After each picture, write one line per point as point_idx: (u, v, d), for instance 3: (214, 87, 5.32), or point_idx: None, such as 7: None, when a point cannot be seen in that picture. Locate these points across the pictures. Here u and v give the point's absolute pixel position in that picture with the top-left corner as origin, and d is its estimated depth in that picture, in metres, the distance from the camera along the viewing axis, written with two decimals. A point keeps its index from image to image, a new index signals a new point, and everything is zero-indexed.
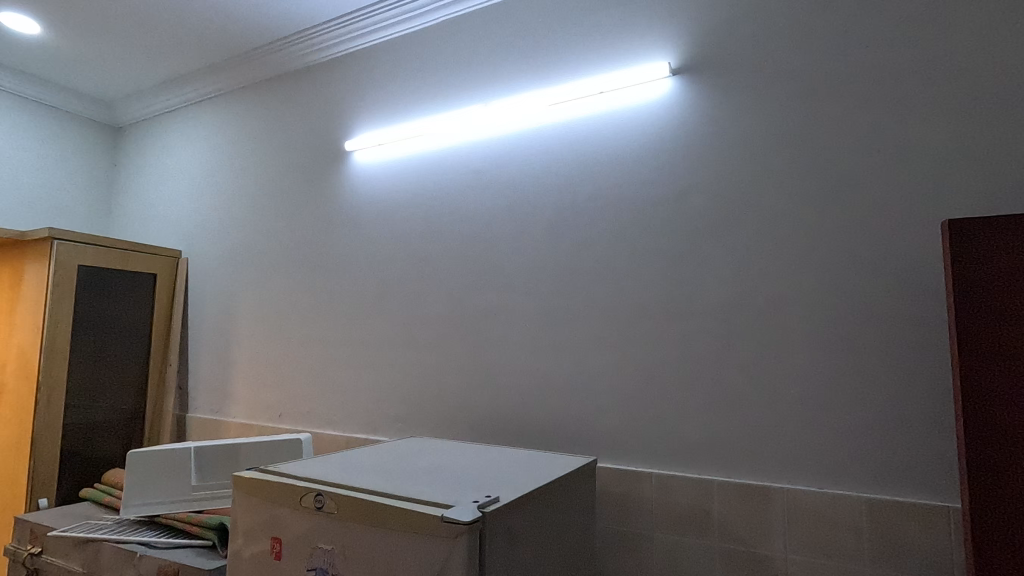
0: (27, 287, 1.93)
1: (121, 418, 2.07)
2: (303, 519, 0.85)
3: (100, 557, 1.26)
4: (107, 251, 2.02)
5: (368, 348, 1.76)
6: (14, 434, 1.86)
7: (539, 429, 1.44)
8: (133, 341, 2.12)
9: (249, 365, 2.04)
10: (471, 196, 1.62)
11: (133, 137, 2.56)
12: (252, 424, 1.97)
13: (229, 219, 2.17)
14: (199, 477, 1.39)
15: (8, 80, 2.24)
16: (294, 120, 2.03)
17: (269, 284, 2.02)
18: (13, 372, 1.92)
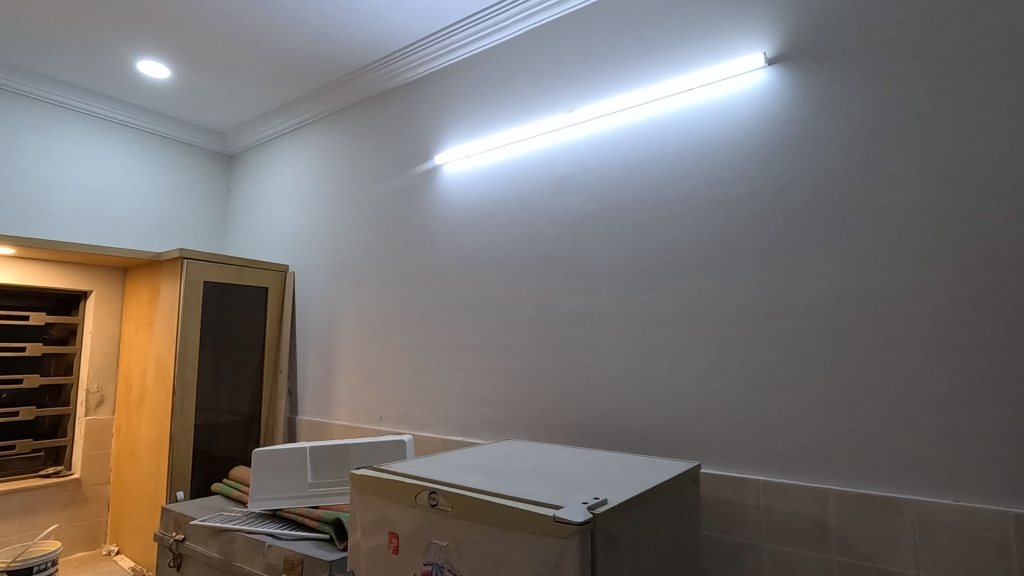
0: (163, 302, 2.17)
1: (241, 421, 2.26)
2: (417, 516, 0.90)
3: (234, 545, 1.39)
4: (227, 268, 2.23)
5: (461, 354, 1.82)
6: (155, 434, 2.09)
7: (635, 433, 1.43)
8: (249, 349, 2.31)
9: (350, 371, 2.17)
10: (558, 201, 1.64)
11: (244, 164, 2.81)
12: (354, 426, 2.10)
13: (330, 233, 2.32)
14: (314, 475, 1.49)
15: (143, 119, 2.54)
16: (385, 137, 2.15)
17: (367, 293, 2.15)
18: (153, 378, 2.15)
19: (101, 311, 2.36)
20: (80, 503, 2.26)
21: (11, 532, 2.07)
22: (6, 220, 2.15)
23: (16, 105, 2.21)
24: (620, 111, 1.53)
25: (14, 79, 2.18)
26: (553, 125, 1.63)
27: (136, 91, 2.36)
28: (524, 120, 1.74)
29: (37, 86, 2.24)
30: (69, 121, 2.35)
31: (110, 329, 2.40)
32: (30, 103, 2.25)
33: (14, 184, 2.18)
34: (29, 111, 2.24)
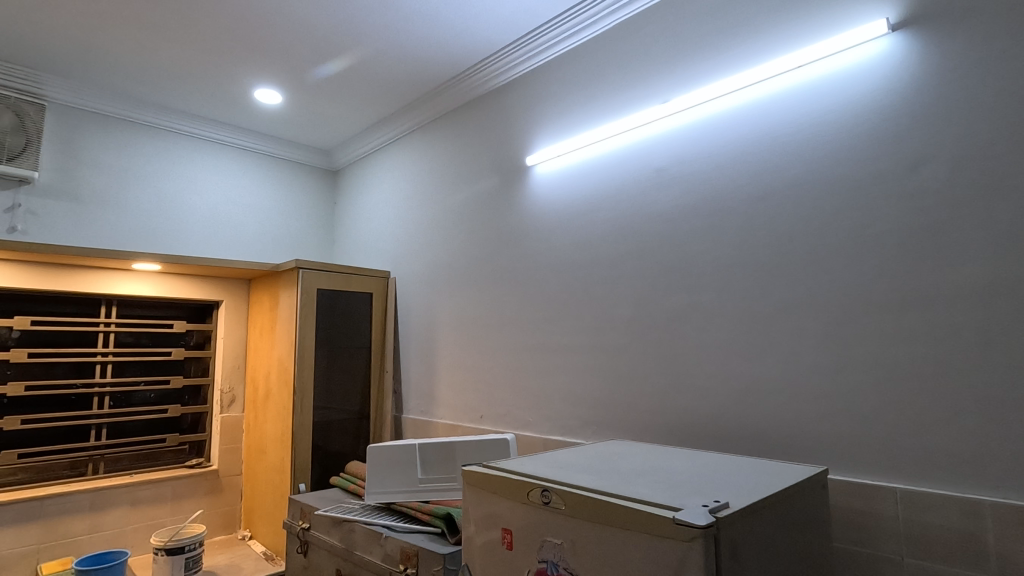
0: (283, 309, 2.36)
1: (352, 419, 2.40)
2: (531, 514, 0.91)
3: (354, 535, 1.48)
4: (336, 275, 2.39)
5: (559, 353, 1.82)
6: (280, 430, 2.28)
7: (748, 435, 1.35)
8: (358, 351, 2.46)
9: (450, 371, 2.24)
10: (656, 194, 1.60)
11: (347, 178, 3.00)
12: (456, 424, 2.16)
13: (428, 239, 2.41)
14: (423, 471, 1.56)
15: (261, 143, 2.79)
16: (478, 142, 2.20)
17: (465, 296, 2.21)
18: (276, 379, 2.35)
19: (230, 318, 2.62)
20: (219, 492, 2.52)
21: (165, 515, 2.37)
22: (153, 240, 2.45)
23: (158, 138, 2.51)
24: (721, 96, 1.46)
25: (156, 116, 2.48)
26: (649, 117, 1.59)
27: (255, 118, 2.59)
28: (617, 115, 1.72)
29: (174, 120, 2.53)
30: (200, 149, 2.62)
31: (239, 335, 2.64)
32: (169, 136, 2.54)
33: (159, 208, 2.48)
34: (169, 143, 2.54)
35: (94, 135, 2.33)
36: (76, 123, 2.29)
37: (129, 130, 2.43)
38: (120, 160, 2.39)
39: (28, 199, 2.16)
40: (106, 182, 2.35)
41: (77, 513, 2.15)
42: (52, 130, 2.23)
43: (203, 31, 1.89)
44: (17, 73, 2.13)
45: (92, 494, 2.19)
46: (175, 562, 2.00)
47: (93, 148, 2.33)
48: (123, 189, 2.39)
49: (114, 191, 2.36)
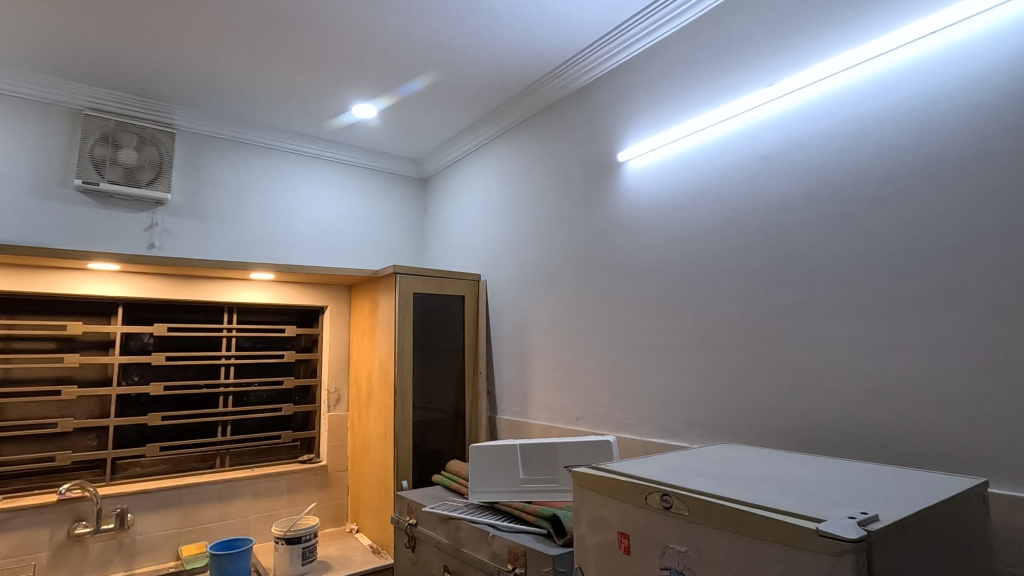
0: (382, 312, 2.46)
1: (448, 419, 2.46)
2: (650, 519, 0.88)
3: (461, 532, 1.51)
4: (430, 279, 2.46)
5: (659, 353, 1.76)
6: (382, 429, 2.38)
7: (881, 441, 1.24)
8: (452, 353, 2.52)
9: (544, 372, 2.24)
10: (764, 183, 1.51)
11: (437, 186, 3.09)
12: (551, 426, 2.16)
13: (518, 241, 2.43)
14: (525, 472, 1.56)
15: (358, 156, 2.94)
16: (566, 141, 2.19)
17: (557, 297, 2.20)
18: (378, 380, 2.46)
19: (334, 323, 2.78)
20: (328, 486, 2.67)
21: (283, 506, 2.55)
22: (267, 250, 2.65)
23: (269, 157, 2.71)
24: (840, 71, 1.35)
25: (266, 136, 2.68)
26: (755, 101, 1.51)
27: (352, 133, 2.74)
28: (717, 102, 1.64)
29: (282, 139, 2.72)
30: (305, 164, 2.81)
31: (343, 338, 2.80)
32: (278, 154, 2.74)
33: (271, 221, 2.68)
34: (277, 161, 2.73)
35: (215, 158, 2.56)
36: (200, 148, 2.53)
37: (244, 150, 2.64)
38: (237, 178, 2.61)
39: (162, 218, 2.41)
40: (226, 200, 2.57)
41: (208, 501, 2.36)
42: (180, 155, 2.47)
43: (306, 54, 2.02)
44: (152, 106, 2.38)
45: (220, 485, 2.40)
46: (294, 551, 2.14)
47: (214, 170, 2.56)
48: (240, 205, 2.61)
49: (233, 207, 2.58)
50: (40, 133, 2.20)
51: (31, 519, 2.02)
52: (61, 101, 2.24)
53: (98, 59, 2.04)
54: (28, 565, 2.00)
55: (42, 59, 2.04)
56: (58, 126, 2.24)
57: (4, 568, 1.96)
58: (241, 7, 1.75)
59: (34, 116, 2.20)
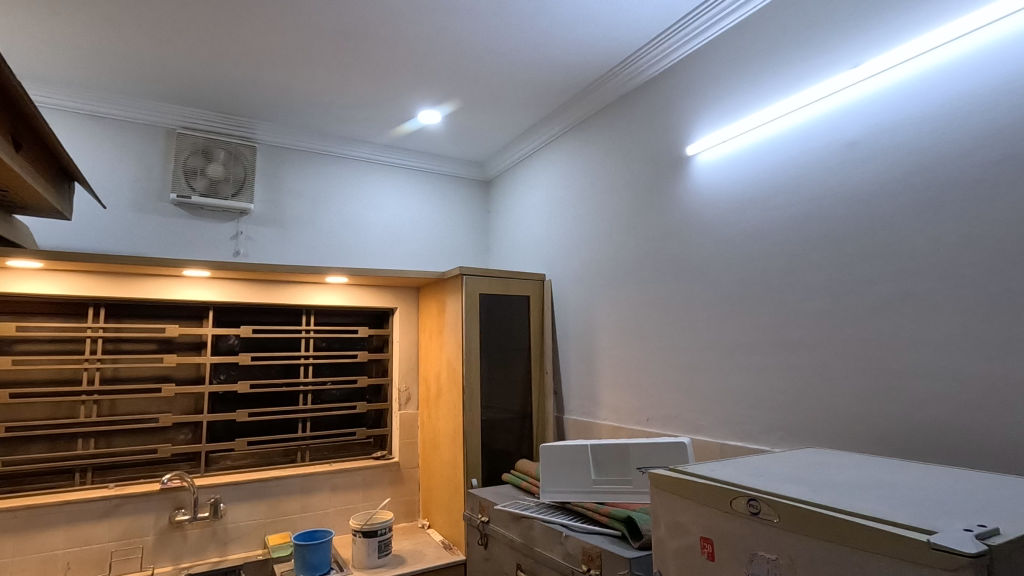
0: (449, 313, 2.51)
1: (515, 418, 2.47)
2: (736, 525, 0.85)
3: (534, 532, 1.52)
4: (495, 279, 2.48)
5: (735, 352, 1.69)
6: (451, 427, 2.42)
7: (991, 447, 1.14)
8: (518, 353, 2.53)
9: (612, 372, 2.21)
10: (848, 172, 1.43)
11: (500, 187, 3.11)
12: (621, 427, 2.12)
13: (584, 240, 2.41)
14: (596, 473, 1.55)
15: (423, 161, 3.01)
16: (632, 137, 2.15)
17: (625, 296, 2.16)
18: (446, 380, 2.50)
19: (404, 324, 2.87)
20: (401, 482, 2.76)
21: (359, 501, 2.65)
22: (341, 255, 2.77)
23: (341, 166, 2.83)
24: (929, 50, 1.28)
25: (338, 146, 2.80)
26: (835, 86, 1.43)
27: (418, 139, 2.81)
28: (794, 88, 1.57)
29: (353, 148, 2.83)
30: (374, 171, 2.91)
31: (412, 338, 2.88)
32: (350, 162, 2.85)
33: (344, 227, 2.79)
34: (349, 169, 2.85)
35: (292, 169, 2.71)
36: (278, 159, 2.68)
37: (318, 160, 2.77)
38: (312, 187, 2.75)
39: (246, 227, 2.57)
40: (302, 208, 2.71)
41: (291, 494, 2.49)
42: (261, 168, 2.63)
43: (374, 64, 2.09)
44: (236, 122, 2.55)
45: (301, 479, 2.52)
46: (370, 544, 2.22)
47: (291, 180, 2.70)
48: (315, 212, 2.74)
49: (309, 215, 2.72)
50: (140, 152, 2.41)
51: (138, 506, 2.21)
52: (157, 122, 2.44)
53: (189, 81, 2.20)
54: (136, 548, 2.19)
55: (142, 84, 2.23)
56: (155, 145, 2.44)
57: (117, 550, 2.16)
58: (314, 23, 1.84)
59: (135, 137, 2.40)
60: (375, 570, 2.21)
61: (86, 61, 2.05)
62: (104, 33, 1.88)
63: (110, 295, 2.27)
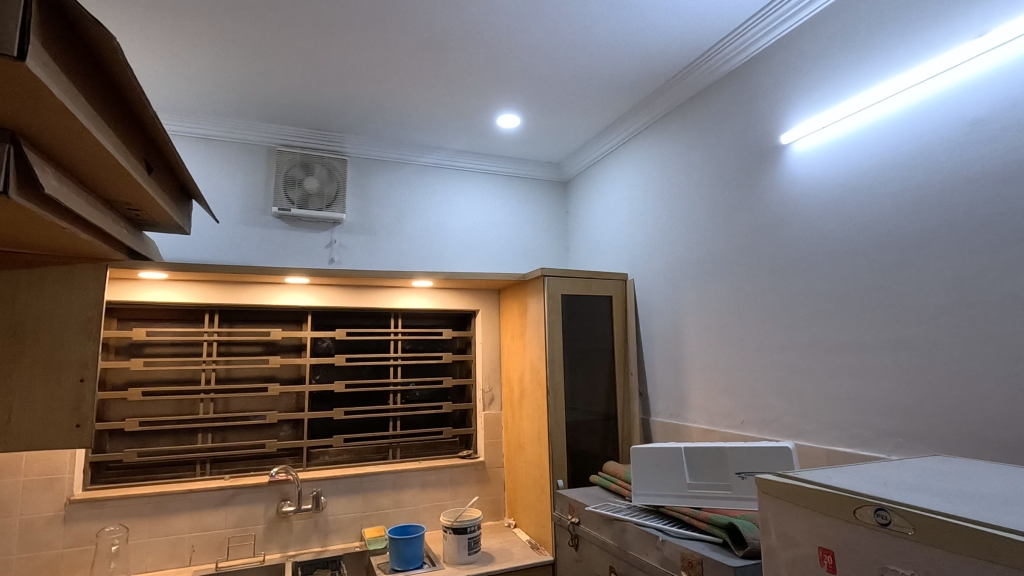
0: (532, 315, 2.53)
1: (599, 420, 2.44)
2: (861, 536, 0.79)
3: (627, 535, 1.51)
4: (577, 280, 2.46)
5: (841, 351, 1.59)
6: (536, 428, 2.43)
7: None
8: (602, 353, 2.50)
9: (702, 373, 2.13)
10: (947, 162, 1.35)
11: (578, 187, 3.10)
12: (713, 430, 2.04)
13: (668, 237, 2.34)
14: (691, 477, 1.50)
15: (501, 164, 3.05)
16: (719, 129, 2.07)
17: (714, 293, 2.08)
18: (530, 381, 2.52)
19: (486, 326, 2.92)
20: (487, 481, 2.81)
21: (447, 498, 2.72)
22: (426, 259, 2.86)
23: (423, 173, 2.93)
24: None
25: (421, 155, 2.90)
26: (941, 66, 1.35)
27: (497, 143, 2.85)
28: (883, 76, 1.50)
29: (434, 156, 2.93)
30: (455, 177, 2.99)
31: (494, 340, 2.93)
32: (432, 169, 2.94)
33: (427, 232, 2.89)
34: (431, 176, 2.94)
35: (379, 179, 2.83)
36: (366, 170, 2.82)
37: (402, 169, 2.88)
38: (398, 195, 2.86)
39: (339, 235, 2.72)
40: (389, 215, 2.83)
41: (384, 490, 2.61)
42: (351, 179, 2.77)
43: (456, 73, 2.14)
44: (328, 137, 2.71)
45: (394, 475, 2.63)
46: (460, 541, 2.28)
47: (378, 190, 2.83)
48: (400, 219, 2.85)
49: (395, 222, 2.83)
50: (245, 170, 2.61)
51: (250, 496, 2.39)
52: (260, 141, 2.64)
53: (287, 102, 2.37)
54: (249, 535, 2.38)
55: (247, 107, 2.42)
56: (259, 163, 2.64)
57: (233, 536, 2.35)
58: (400, 38, 1.91)
59: (241, 156, 2.61)
60: (465, 566, 2.26)
61: (201, 90, 2.26)
62: (216, 63, 2.07)
63: (223, 302, 2.48)
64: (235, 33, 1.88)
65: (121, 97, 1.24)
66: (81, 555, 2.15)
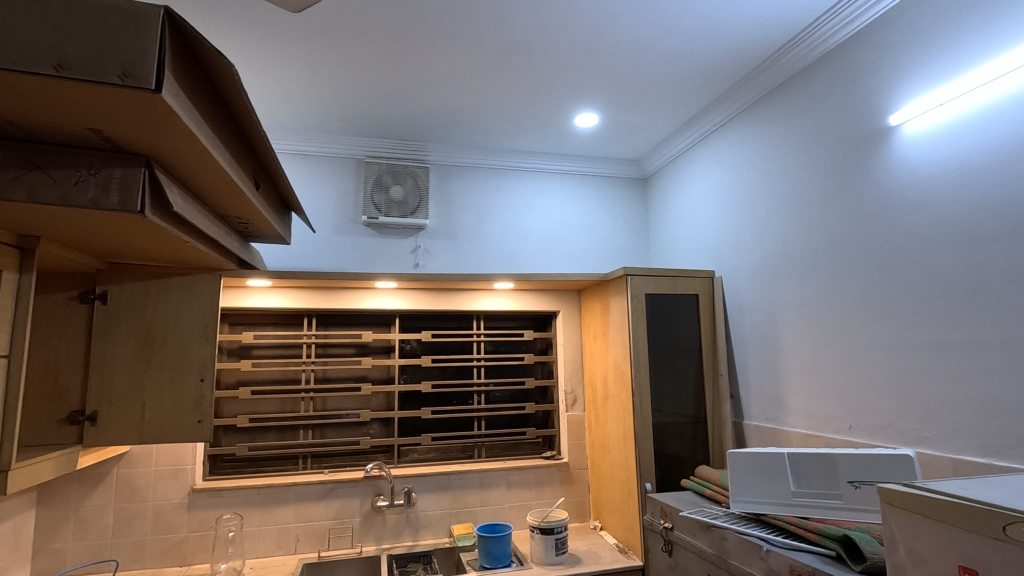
0: (614, 315, 2.49)
1: (688, 422, 2.37)
2: (1011, 556, 0.72)
3: (727, 543, 1.47)
4: (661, 278, 2.39)
5: (968, 351, 1.44)
6: (622, 430, 2.39)
7: None
8: (689, 354, 2.41)
9: (802, 374, 2.00)
10: None
11: (659, 183, 3.02)
12: (816, 436, 1.91)
13: (760, 230, 2.23)
14: (797, 484, 1.42)
15: (579, 164, 3.04)
16: (815, 114, 1.95)
17: (814, 290, 1.95)
18: (614, 382, 2.48)
19: (567, 326, 2.92)
20: (572, 483, 2.80)
21: (532, 498, 2.74)
22: (507, 261, 2.90)
23: (502, 176, 2.96)
24: None
25: (500, 158, 2.94)
26: None
27: (575, 143, 2.84)
28: (1013, 45, 1.36)
29: (513, 159, 2.96)
30: (533, 178, 3.00)
31: (575, 340, 2.92)
32: (510, 172, 2.98)
33: (507, 234, 2.92)
34: (509, 179, 2.97)
35: (459, 184, 2.91)
36: (448, 177, 2.90)
37: (481, 173, 2.94)
38: (478, 199, 2.92)
39: (423, 241, 2.81)
40: (470, 219, 2.89)
41: (472, 488, 2.66)
42: (433, 186, 2.86)
43: (534, 75, 2.15)
44: (411, 146, 2.81)
45: (480, 474, 2.69)
46: (548, 541, 2.28)
47: (460, 195, 2.90)
48: (480, 222, 2.90)
49: (476, 225, 2.89)
50: (336, 181, 2.76)
51: (347, 491, 2.52)
52: (348, 154, 2.78)
53: (375, 115, 2.49)
54: (348, 527, 2.51)
55: (337, 122, 2.56)
56: (349, 174, 2.78)
57: (333, 527, 2.49)
58: (480, 46, 1.95)
59: (332, 168, 2.77)
60: (554, 567, 2.26)
61: (297, 108, 2.42)
62: (311, 83, 2.20)
63: (320, 306, 2.64)
64: (329, 54, 2.00)
65: (237, 121, 1.36)
66: (203, 540, 2.36)
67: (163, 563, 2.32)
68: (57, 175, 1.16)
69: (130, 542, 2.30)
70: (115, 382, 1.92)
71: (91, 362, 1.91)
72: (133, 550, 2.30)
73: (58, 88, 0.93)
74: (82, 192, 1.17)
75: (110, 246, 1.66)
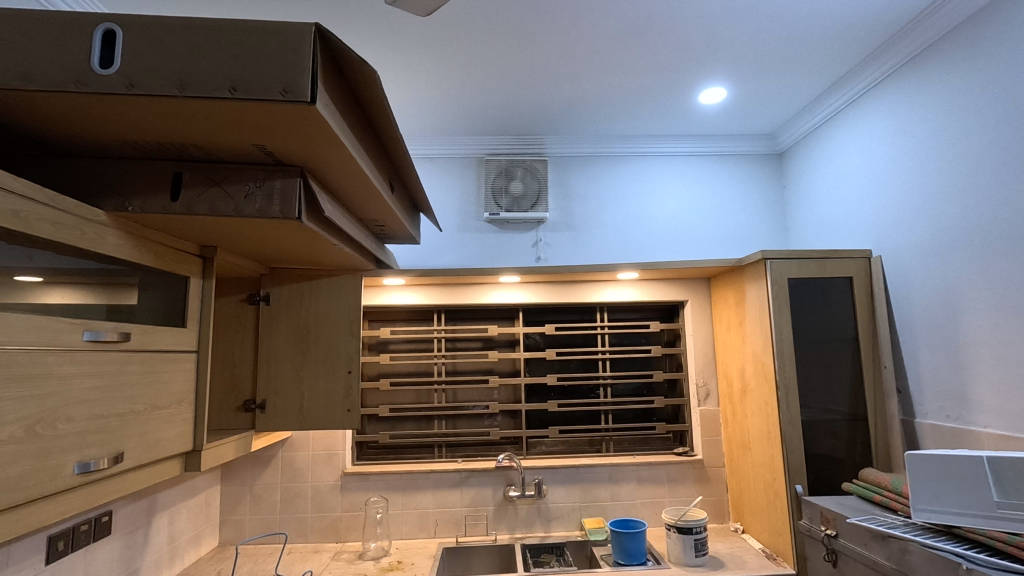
0: (751, 303, 2.31)
1: (843, 420, 2.13)
2: None
3: (911, 557, 1.32)
4: (807, 262, 2.17)
5: None
6: (764, 426, 2.21)
7: None
8: (842, 343, 2.17)
9: (994, 366, 1.71)
10: None
11: (798, 157, 2.75)
12: (1016, 438, 1.62)
13: (931, 201, 1.93)
14: (1000, 493, 1.23)
15: (704, 143, 2.86)
16: (1005, 57, 1.65)
17: (1009, 266, 1.65)
18: (753, 375, 2.30)
19: (697, 317, 2.77)
20: (707, 481, 2.65)
21: (665, 495, 2.64)
22: (629, 250, 2.81)
23: (621, 163, 2.88)
24: None
25: (619, 145, 2.85)
26: None
27: (700, 121, 2.67)
28: None
29: (632, 144, 2.86)
30: (654, 163, 2.88)
31: (707, 331, 2.76)
32: (630, 158, 2.88)
33: (628, 223, 2.83)
34: (629, 165, 2.88)
35: (578, 174, 2.87)
36: (567, 168, 2.87)
37: (599, 162, 2.88)
38: (597, 189, 2.86)
39: (544, 234, 2.82)
40: (590, 210, 2.84)
41: (601, 482, 2.63)
42: (551, 178, 2.86)
43: (657, 53, 2.05)
44: (529, 141, 2.83)
45: (609, 469, 2.64)
46: (687, 541, 2.18)
47: (579, 185, 2.86)
48: (600, 212, 2.84)
49: (596, 216, 2.84)
50: (459, 181, 2.86)
51: (480, 480, 2.60)
52: (469, 153, 2.86)
53: (494, 112, 2.53)
54: (482, 515, 2.59)
55: (458, 123, 2.64)
56: (471, 173, 2.86)
57: (468, 514, 2.59)
58: (600, 29, 1.89)
59: (454, 169, 2.86)
60: (694, 569, 2.15)
61: (422, 113, 2.54)
62: (435, 88, 2.30)
63: (448, 302, 2.75)
64: (452, 56, 2.06)
65: (376, 128, 1.44)
66: (354, 519, 2.57)
67: (322, 539, 2.56)
68: (231, 189, 1.30)
69: (294, 517, 2.56)
70: (278, 375, 2.14)
71: (258, 357, 2.15)
72: (297, 525, 2.56)
73: (234, 110, 1.03)
74: (251, 203, 1.30)
75: (271, 252, 1.85)
